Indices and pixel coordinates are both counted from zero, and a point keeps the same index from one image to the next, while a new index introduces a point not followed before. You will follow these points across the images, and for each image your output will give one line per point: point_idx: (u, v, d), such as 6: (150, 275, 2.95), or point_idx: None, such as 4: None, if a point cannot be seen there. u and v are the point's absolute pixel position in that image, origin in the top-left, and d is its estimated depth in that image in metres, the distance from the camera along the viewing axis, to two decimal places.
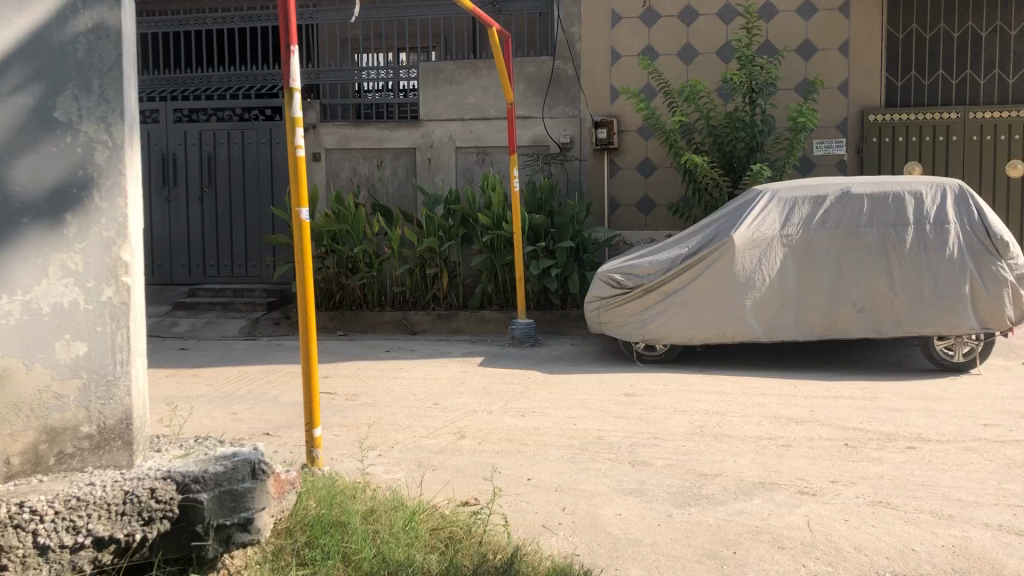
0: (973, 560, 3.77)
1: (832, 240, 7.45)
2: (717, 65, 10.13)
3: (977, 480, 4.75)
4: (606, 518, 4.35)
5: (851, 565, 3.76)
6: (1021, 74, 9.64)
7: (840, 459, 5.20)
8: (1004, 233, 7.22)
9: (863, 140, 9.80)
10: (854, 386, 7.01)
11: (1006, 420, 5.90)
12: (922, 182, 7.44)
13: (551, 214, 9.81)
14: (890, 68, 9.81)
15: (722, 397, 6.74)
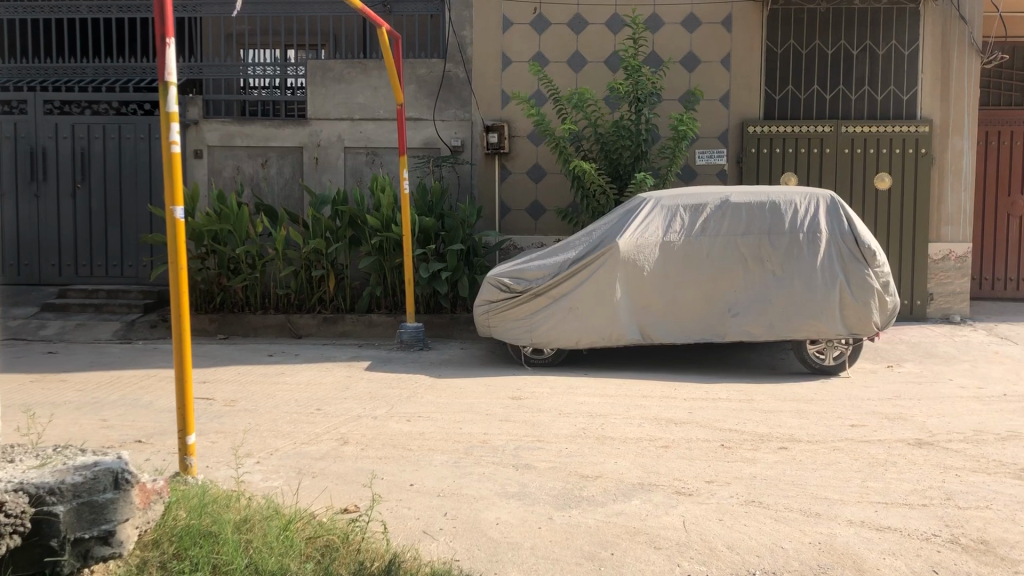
0: (837, 556, 3.91)
1: (711, 247, 7.68)
2: (605, 74, 10.30)
3: (844, 478, 4.96)
4: (487, 523, 4.34)
5: (723, 563, 3.86)
6: (889, 91, 10.11)
7: (716, 459, 5.35)
8: (872, 243, 7.56)
9: (743, 150, 10.18)
10: (731, 389, 7.22)
11: (871, 421, 6.18)
12: (796, 194, 7.75)
13: (441, 217, 9.74)
14: (769, 82, 10.20)
15: (606, 400, 6.84)
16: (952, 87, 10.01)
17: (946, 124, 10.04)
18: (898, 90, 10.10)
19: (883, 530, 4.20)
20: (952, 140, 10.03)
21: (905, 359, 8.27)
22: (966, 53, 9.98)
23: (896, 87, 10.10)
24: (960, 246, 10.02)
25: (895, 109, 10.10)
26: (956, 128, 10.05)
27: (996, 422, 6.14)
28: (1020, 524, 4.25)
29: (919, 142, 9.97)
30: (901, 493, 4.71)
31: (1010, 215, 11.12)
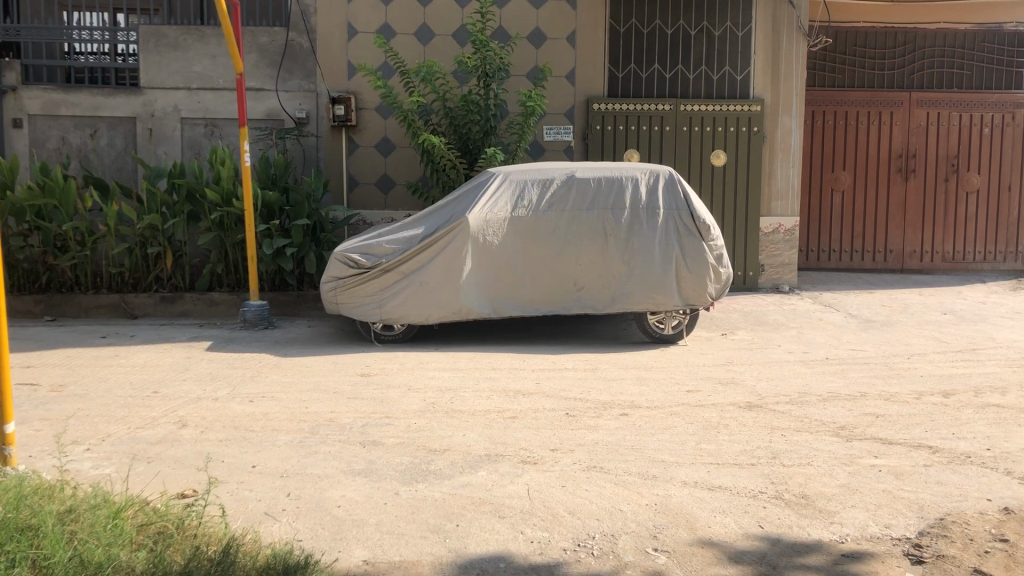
0: (671, 516, 4.09)
1: (557, 221, 7.81)
2: (453, 47, 10.25)
3: (680, 441, 5.18)
4: (331, 501, 4.29)
5: (565, 529, 3.96)
6: (724, 71, 10.53)
7: (561, 428, 5.48)
8: (708, 218, 7.89)
9: (588, 127, 10.41)
10: (577, 359, 7.41)
11: (706, 386, 6.49)
12: (637, 169, 7.97)
13: (285, 190, 9.45)
14: (612, 60, 10.43)
15: (454, 374, 6.87)
16: (782, 68, 10.52)
17: (776, 103, 10.55)
18: (732, 70, 10.53)
19: (714, 490, 4.42)
20: (781, 119, 10.56)
21: (739, 327, 8.70)
22: (793, 36, 10.50)
23: (731, 68, 10.53)
24: (788, 220, 10.60)
25: (729, 89, 10.53)
26: (785, 109, 10.58)
27: (818, 384, 6.56)
28: (836, 478, 4.56)
29: (752, 120, 10.45)
30: (732, 454, 4.96)
31: (833, 190, 11.86)
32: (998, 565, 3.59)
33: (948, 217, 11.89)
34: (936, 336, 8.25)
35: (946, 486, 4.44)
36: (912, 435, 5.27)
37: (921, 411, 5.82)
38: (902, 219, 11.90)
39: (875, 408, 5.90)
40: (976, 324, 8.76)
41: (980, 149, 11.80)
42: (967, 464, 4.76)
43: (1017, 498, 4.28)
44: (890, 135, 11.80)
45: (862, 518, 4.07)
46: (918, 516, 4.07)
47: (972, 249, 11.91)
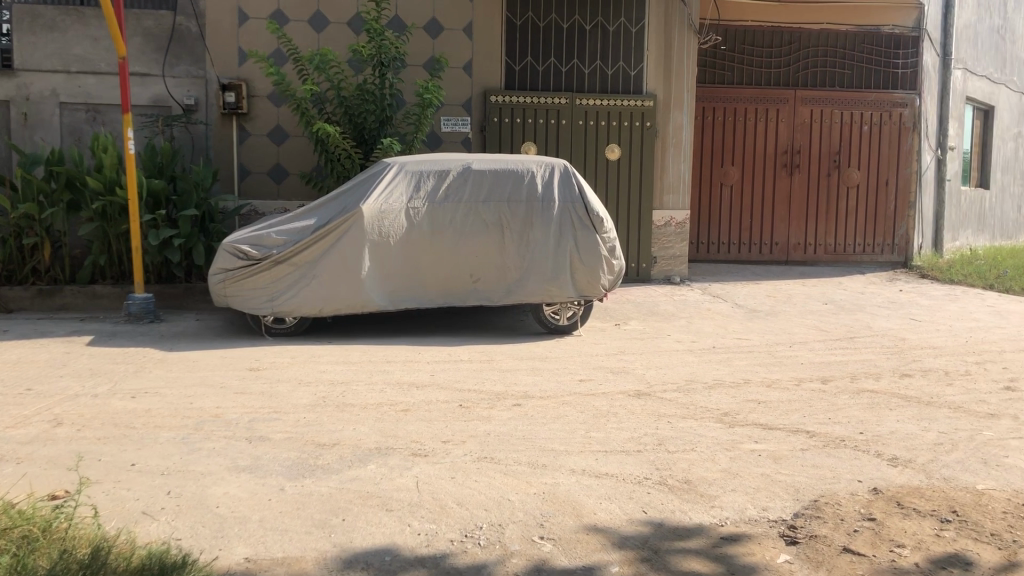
0: (558, 505, 4.13)
1: (452, 213, 7.79)
2: (347, 35, 10.09)
3: (570, 430, 5.24)
4: (213, 498, 4.17)
5: (452, 520, 3.96)
6: (618, 66, 10.68)
7: (453, 419, 5.47)
8: (601, 211, 7.99)
9: (485, 119, 10.42)
10: (472, 350, 7.41)
11: (597, 375, 6.59)
12: (533, 161, 8.00)
13: (172, 179, 9.13)
14: (509, 52, 10.47)
15: (347, 367, 6.78)
16: (674, 65, 10.75)
17: (668, 99, 10.77)
18: (626, 65, 10.69)
19: (601, 477, 4.49)
20: (673, 115, 10.78)
21: (631, 317, 8.86)
22: (685, 34, 10.73)
23: (625, 63, 10.69)
24: (680, 213, 10.85)
25: (623, 84, 10.69)
26: (676, 104, 10.80)
27: (705, 372, 6.74)
28: (719, 463, 4.70)
29: (645, 115, 10.64)
30: (620, 441, 5.05)
31: (723, 185, 12.20)
32: (866, 543, 3.75)
33: (830, 211, 12.38)
34: (817, 325, 8.59)
35: (821, 469, 4.62)
36: (791, 421, 5.47)
37: (800, 397, 6.05)
38: (787, 213, 12.35)
39: (758, 395, 6.10)
40: (854, 314, 9.16)
41: (860, 145, 12.30)
42: (841, 447, 4.97)
43: (886, 479, 4.49)
44: (776, 131, 12.20)
45: (741, 501, 4.19)
46: (793, 498, 4.23)
47: (853, 242, 12.42)
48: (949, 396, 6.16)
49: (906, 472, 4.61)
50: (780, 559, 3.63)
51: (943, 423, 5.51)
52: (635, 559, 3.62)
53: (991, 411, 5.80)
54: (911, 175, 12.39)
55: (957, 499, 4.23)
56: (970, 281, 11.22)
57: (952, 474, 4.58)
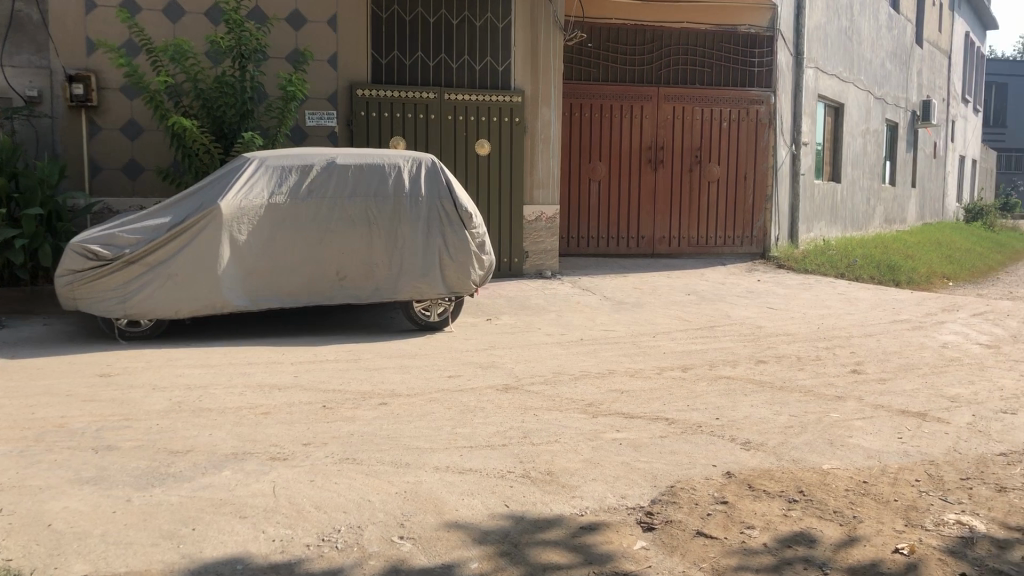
0: (420, 503, 4.07)
1: (317, 209, 7.60)
2: (205, 26, 9.71)
3: (435, 427, 5.19)
4: (51, 513, 3.92)
5: (309, 524, 3.85)
6: (485, 62, 10.68)
7: (316, 421, 5.33)
8: (469, 206, 7.96)
9: (351, 113, 10.24)
10: (339, 349, 7.26)
11: (466, 370, 6.56)
12: (400, 156, 7.90)
13: (14, 175, 8.56)
14: (375, 46, 10.36)
15: (206, 370, 6.53)
16: (540, 62, 10.84)
17: (536, 95, 10.84)
18: (494, 61, 10.70)
19: (464, 473, 4.46)
20: (541, 111, 10.86)
21: (501, 312, 8.88)
22: (551, 31, 10.83)
23: (493, 58, 10.69)
24: (550, 208, 10.96)
25: (492, 80, 10.69)
26: (544, 100, 10.88)
27: (572, 364, 6.82)
28: (581, 453, 4.75)
29: (514, 111, 10.66)
30: (485, 436, 5.03)
31: (591, 180, 12.42)
32: (719, 526, 3.86)
33: (693, 205, 12.77)
34: (680, 315, 8.83)
35: (678, 455, 4.74)
36: (652, 409, 5.59)
37: (662, 385, 6.19)
38: (653, 207, 12.67)
39: (621, 384, 6.21)
40: (716, 304, 9.47)
41: (721, 141, 12.72)
42: (698, 433, 5.11)
43: (739, 462, 4.64)
44: (640, 127, 12.50)
45: (601, 490, 4.25)
46: (651, 485, 4.31)
47: (714, 235, 12.84)
48: (800, 380, 6.44)
49: (758, 455, 4.77)
50: (637, 546, 3.69)
51: (794, 406, 5.74)
52: (495, 554, 3.60)
53: (838, 393, 6.09)
54: (767, 169, 12.89)
55: (804, 479, 4.41)
56: (823, 271, 11.77)
57: (801, 456, 4.77)
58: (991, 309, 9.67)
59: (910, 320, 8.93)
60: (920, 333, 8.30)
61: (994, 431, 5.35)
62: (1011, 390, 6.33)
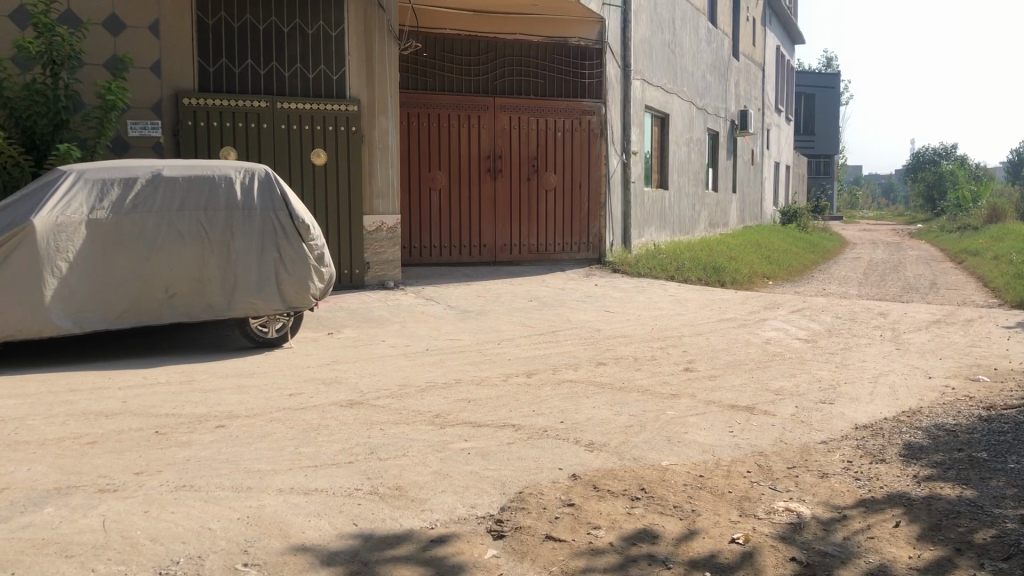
0: (264, 527, 3.93)
1: (142, 224, 7.23)
2: (10, 29, 9.04)
3: (278, 448, 5.03)
4: None
5: (144, 558, 3.63)
6: (319, 70, 10.45)
7: (148, 448, 5.05)
8: (306, 217, 7.79)
9: (178, 122, 9.82)
10: (171, 371, 6.91)
11: (308, 387, 6.40)
12: (231, 167, 7.64)
13: None
14: (202, 53, 9.99)
15: (22, 399, 6.06)
16: (376, 71, 10.68)
17: (372, 104, 10.68)
18: (328, 69, 10.49)
19: (309, 493, 4.34)
20: (378, 120, 10.71)
21: (344, 325, 8.73)
22: (385, 39, 10.69)
23: (326, 66, 10.48)
24: (390, 218, 10.83)
25: (326, 88, 10.47)
26: (380, 109, 10.74)
27: (417, 375, 6.78)
28: (429, 466, 4.73)
29: (350, 120, 10.51)
30: (330, 454, 4.92)
31: (431, 189, 12.48)
32: (566, 529, 3.93)
33: (531, 213, 13.02)
34: (522, 322, 8.97)
35: (525, 461, 4.80)
36: (498, 417, 5.64)
37: (507, 392, 6.26)
38: (493, 216, 12.85)
39: (467, 393, 6.23)
40: (556, 309, 9.67)
41: (555, 150, 13.02)
42: (544, 438, 5.20)
43: (584, 464, 4.75)
44: (478, 136, 12.65)
45: (450, 502, 4.24)
46: (499, 493, 4.35)
47: (552, 242, 13.13)
48: (638, 380, 6.67)
49: (601, 456, 4.90)
50: (488, 555, 3.70)
51: (634, 406, 5.94)
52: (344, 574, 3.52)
53: (673, 392, 6.36)
54: (600, 178, 13.26)
55: (645, 476, 4.57)
56: (655, 274, 12.26)
57: (641, 454, 4.94)
58: (807, 305, 10.36)
59: (735, 318, 9.45)
60: (746, 330, 8.80)
61: (814, 420, 5.73)
62: (828, 381, 6.80)
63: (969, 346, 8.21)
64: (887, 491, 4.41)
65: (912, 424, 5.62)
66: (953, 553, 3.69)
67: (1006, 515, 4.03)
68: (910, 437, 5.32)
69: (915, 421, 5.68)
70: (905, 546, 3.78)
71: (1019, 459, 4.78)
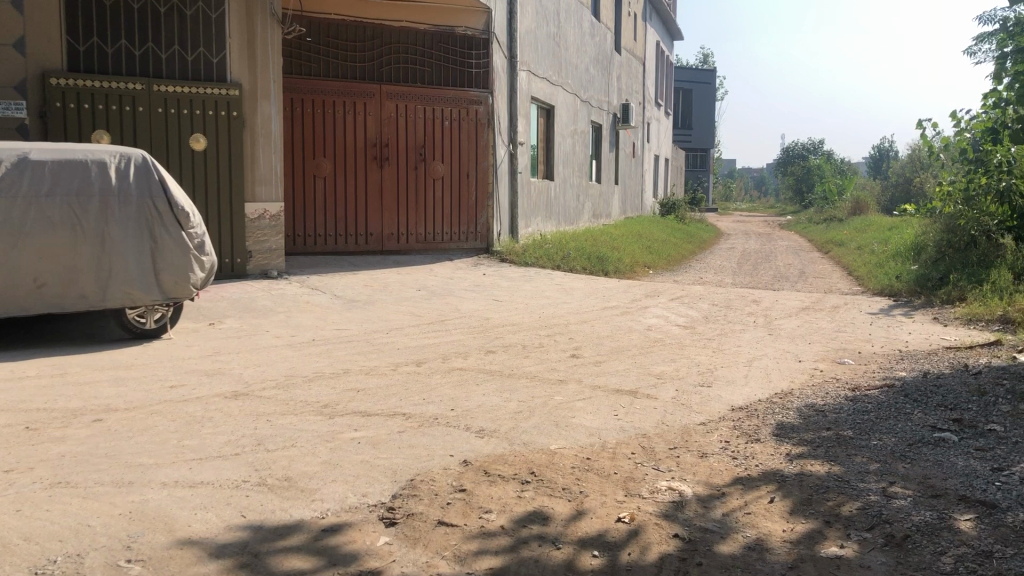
0: (148, 523, 3.82)
1: (8, 209, 6.84)
2: None
3: (159, 441, 4.88)
4: None
5: (18, 558, 3.47)
6: (198, 52, 10.12)
7: (18, 445, 4.81)
8: (185, 204, 7.55)
9: (45, 104, 9.34)
10: (41, 364, 6.59)
11: (190, 379, 6.22)
12: (106, 151, 7.32)
13: None
14: (70, 32, 9.53)
15: None
16: (257, 55, 10.43)
17: (254, 89, 10.43)
18: (208, 52, 10.16)
19: (195, 486, 4.24)
20: (260, 105, 10.46)
21: (226, 315, 8.49)
22: (267, 23, 10.44)
23: (206, 49, 10.15)
24: (273, 205, 10.63)
25: (205, 72, 10.15)
26: (263, 94, 10.50)
27: (304, 365, 6.69)
28: (318, 456, 4.68)
29: (231, 105, 10.21)
30: (215, 446, 4.81)
31: (316, 177, 12.34)
32: (458, 514, 3.98)
33: (418, 202, 12.98)
34: (409, 311, 8.96)
35: (416, 449, 4.82)
36: (388, 406, 5.63)
37: (396, 381, 6.26)
38: (380, 204, 12.77)
39: (356, 383, 6.20)
40: (443, 298, 9.69)
41: (442, 139, 13.01)
42: (434, 426, 5.23)
43: (474, 450, 4.81)
44: (363, 124, 12.56)
45: (340, 491, 4.22)
46: (391, 480, 4.36)
47: (440, 231, 13.13)
48: (526, 367, 6.78)
49: (492, 442, 4.97)
50: (380, 542, 3.71)
51: (522, 393, 6.04)
52: (234, 567, 3.46)
53: (560, 378, 6.50)
54: (487, 168, 13.29)
55: (534, 460, 4.67)
56: (541, 264, 12.44)
57: (530, 439, 5.04)
58: (685, 293, 10.73)
59: (619, 306, 9.70)
60: (628, 318, 9.05)
61: (694, 403, 5.97)
62: (706, 366, 7.08)
63: (835, 331, 8.70)
64: (762, 469, 4.65)
65: (784, 405, 5.93)
66: (823, 525, 3.93)
67: (870, 488, 4.31)
68: (782, 417, 5.62)
69: (787, 402, 5.99)
70: (779, 520, 4.00)
71: (881, 437, 5.12)
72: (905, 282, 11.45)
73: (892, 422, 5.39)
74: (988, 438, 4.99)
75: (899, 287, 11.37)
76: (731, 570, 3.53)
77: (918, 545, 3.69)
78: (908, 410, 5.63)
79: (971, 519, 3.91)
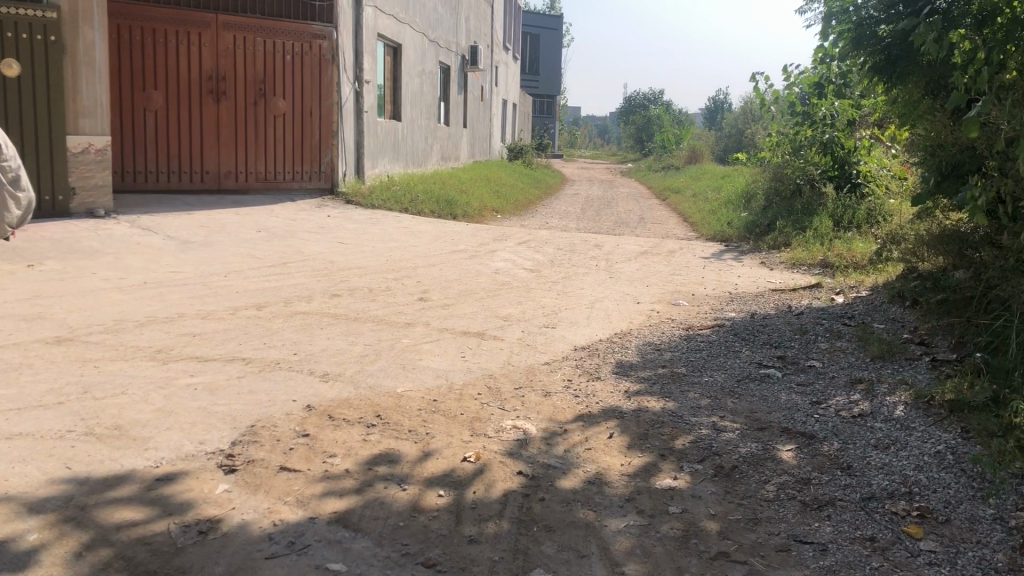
0: None
1: None
2: None
3: None
4: None
5: None
6: None
7: None
8: None
9: None
10: None
11: (5, 325, 5.75)
12: None
13: None
14: None
15: None
16: None
17: (74, 12, 9.59)
18: None
19: (13, 439, 3.94)
20: (83, 30, 9.67)
21: (46, 257, 7.90)
22: None
23: None
24: (99, 139, 9.94)
25: None
26: (85, 18, 9.69)
27: (135, 309, 6.33)
28: (151, 404, 4.46)
29: (48, 28, 9.38)
30: (36, 396, 4.49)
31: (146, 110, 11.70)
32: (301, 459, 3.90)
33: (258, 139, 12.48)
34: (249, 253, 8.63)
35: (256, 394, 4.67)
36: (226, 351, 5.43)
37: (235, 326, 6.03)
38: (217, 141, 12.21)
39: (192, 328, 5.93)
40: (286, 241, 9.38)
41: (285, 75, 12.48)
42: (275, 370, 5.09)
43: (318, 395, 4.71)
44: (198, 55, 11.93)
45: (175, 439, 4.04)
46: (230, 427, 4.21)
47: (282, 170, 12.68)
48: (371, 311, 6.69)
49: (335, 385, 4.89)
50: (219, 490, 3.59)
51: (367, 336, 5.95)
52: (58, 521, 3.26)
53: (407, 321, 6.45)
54: (331, 106, 12.85)
55: (380, 404, 4.62)
56: (388, 206, 12.26)
57: (376, 382, 4.98)
58: (532, 237, 10.83)
59: (466, 249, 9.68)
60: (475, 261, 9.05)
61: (538, 344, 6.08)
62: (550, 308, 7.22)
63: (672, 274, 9.05)
64: (602, 406, 4.79)
65: (623, 345, 6.12)
66: (658, 458, 4.11)
67: (702, 422, 4.53)
68: (622, 356, 5.81)
69: (627, 342, 6.20)
70: (618, 454, 4.14)
71: (712, 373, 5.40)
72: (736, 228, 12.02)
73: (722, 359, 5.68)
74: (808, 373, 5.35)
75: (731, 233, 11.93)
76: (573, 503, 3.64)
77: (745, 475, 3.92)
78: (737, 348, 5.95)
79: (792, 449, 4.19)
